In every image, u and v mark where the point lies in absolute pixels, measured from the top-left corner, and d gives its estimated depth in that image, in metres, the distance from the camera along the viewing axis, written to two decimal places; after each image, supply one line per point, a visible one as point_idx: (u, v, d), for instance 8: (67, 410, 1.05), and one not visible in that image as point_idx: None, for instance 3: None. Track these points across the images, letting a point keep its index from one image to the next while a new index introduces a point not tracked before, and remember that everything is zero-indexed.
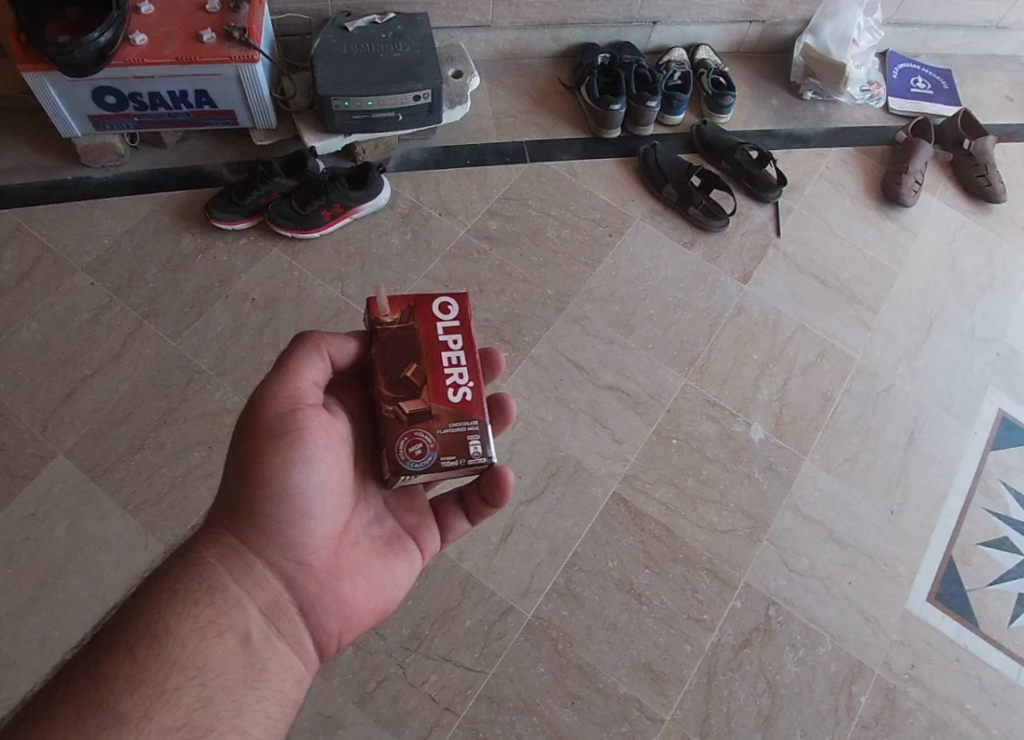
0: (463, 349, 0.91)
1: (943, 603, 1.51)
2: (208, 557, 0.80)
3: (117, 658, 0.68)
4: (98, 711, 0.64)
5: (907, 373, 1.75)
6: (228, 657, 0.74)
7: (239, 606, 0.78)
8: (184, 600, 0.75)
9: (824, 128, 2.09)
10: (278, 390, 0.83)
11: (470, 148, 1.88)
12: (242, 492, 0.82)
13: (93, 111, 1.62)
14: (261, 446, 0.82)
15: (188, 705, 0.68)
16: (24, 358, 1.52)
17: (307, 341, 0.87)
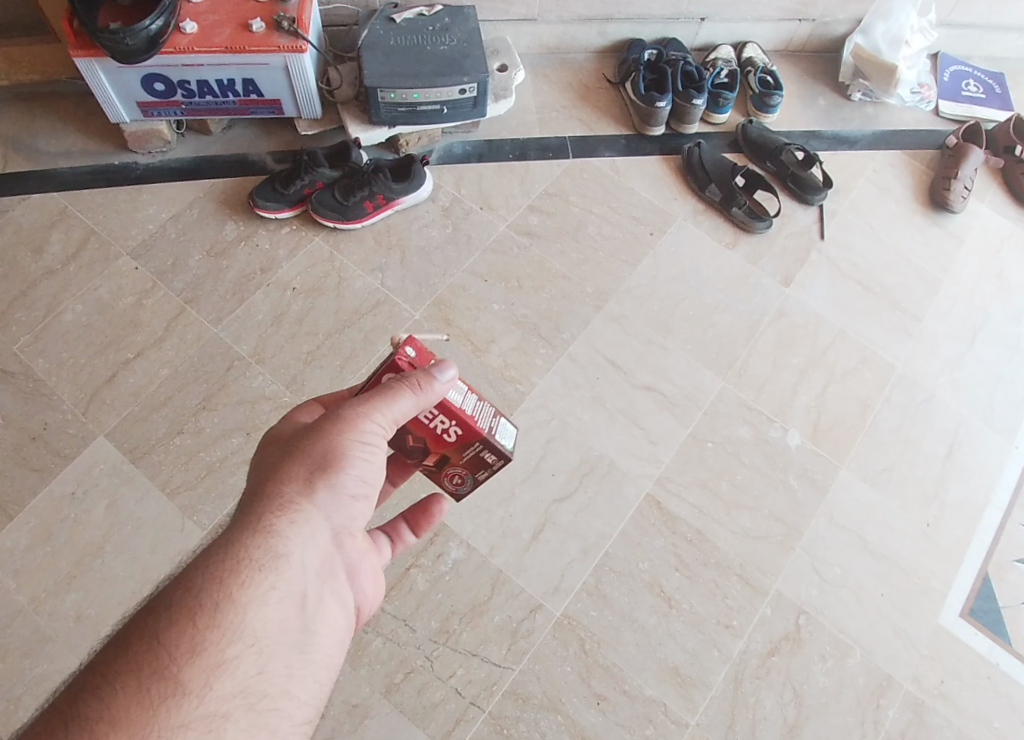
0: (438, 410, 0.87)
1: (977, 619, 1.48)
2: (277, 524, 0.75)
3: (179, 624, 0.66)
4: (165, 679, 0.63)
5: (949, 383, 1.71)
6: (283, 624, 0.72)
7: (302, 576, 0.75)
8: (250, 569, 0.71)
9: (872, 130, 2.04)
10: (373, 403, 0.80)
11: (512, 142, 1.87)
12: (324, 470, 0.79)
13: (142, 97, 1.64)
14: (347, 437, 0.81)
15: (245, 673, 0.68)
16: (68, 339, 1.55)
17: (410, 383, 0.81)
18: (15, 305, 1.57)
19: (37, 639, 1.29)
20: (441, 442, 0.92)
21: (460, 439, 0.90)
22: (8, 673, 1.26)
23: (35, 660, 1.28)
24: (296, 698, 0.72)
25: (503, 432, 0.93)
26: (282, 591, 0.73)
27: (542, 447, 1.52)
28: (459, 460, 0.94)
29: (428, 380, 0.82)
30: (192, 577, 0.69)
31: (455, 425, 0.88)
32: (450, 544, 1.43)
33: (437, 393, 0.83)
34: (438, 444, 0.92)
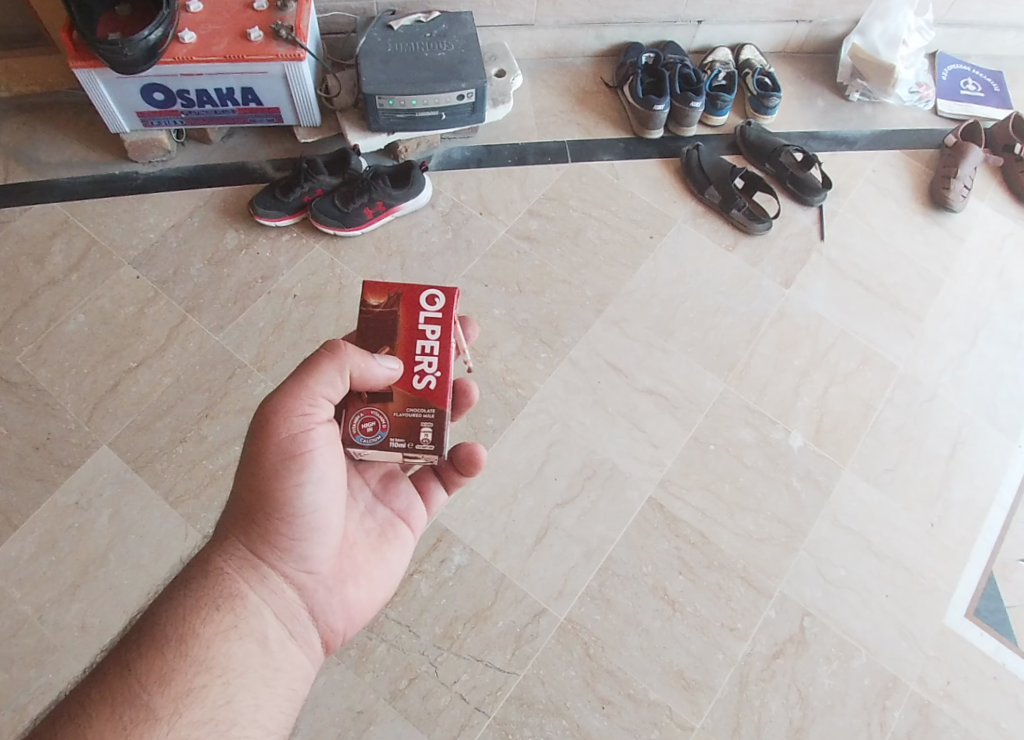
0: (439, 340, 0.93)
1: (983, 619, 1.47)
2: (227, 567, 0.82)
3: (148, 657, 0.71)
4: (134, 709, 0.67)
5: (951, 383, 1.71)
6: (249, 657, 0.77)
7: (258, 612, 0.80)
8: (205, 609, 0.77)
9: (871, 130, 2.05)
10: (289, 404, 0.81)
11: (511, 147, 1.87)
12: (259, 502, 0.82)
13: (141, 107, 1.65)
14: (275, 461, 0.82)
15: (214, 702, 0.72)
16: (71, 349, 1.55)
17: (328, 357, 0.82)
18: (17, 316, 1.58)
19: (41, 649, 1.29)
20: (407, 379, 0.92)
21: (425, 397, 0.92)
22: (13, 683, 1.27)
23: (40, 670, 1.28)
24: (265, 727, 0.75)
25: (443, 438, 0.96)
26: (242, 628, 0.78)
27: (544, 451, 1.52)
28: (393, 414, 0.91)
29: (362, 357, 0.85)
30: (157, 615, 0.75)
31: (441, 381, 0.92)
32: (454, 549, 1.43)
33: (367, 371, 0.86)
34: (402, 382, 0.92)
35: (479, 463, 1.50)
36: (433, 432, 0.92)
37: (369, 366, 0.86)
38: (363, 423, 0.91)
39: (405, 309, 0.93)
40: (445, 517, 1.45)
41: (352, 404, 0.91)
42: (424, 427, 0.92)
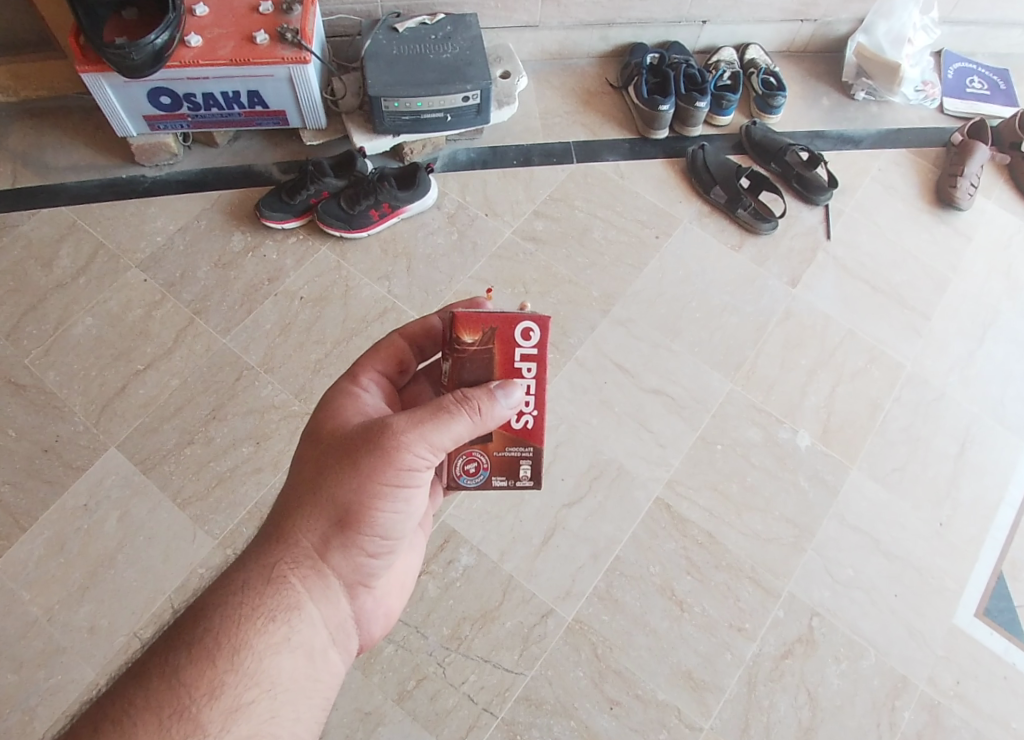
0: (537, 381, 0.87)
1: (992, 619, 1.46)
2: (292, 572, 0.79)
3: (200, 668, 0.69)
4: (184, 722, 0.66)
5: (959, 382, 1.70)
6: (296, 670, 0.75)
7: (313, 624, 0.78)
8: (264, 617, 0.75)
9: (877, 129, 2.04)
10: (418, 439, 0.80)
11: (516, 148, 1.87)
12: (348, 518, 0.80)
13: (148, 111, 1.66)
14: (378, 483, 0.80)
15: (261, 717, 0.71)
16: (79, 352, 1.56)
17: (470, 409, 0.82)
18: (26, 319, 1.58)
19: (51, 651, 1.30)
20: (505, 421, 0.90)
21: (519, 434, 0.91)
22: (23, 685, 1.27)
23: (49, 672, 1.28)
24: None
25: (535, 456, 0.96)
26: (294, 640, 0.76)
27: (551, 451, 1.52)
28: (492, 453, 0.92)
29: (491, 405, 0.83)
30: (211, 619, 0.72)
31: (534, 418, 0.90)
32: (461, 550, 1.43)
33: (483, 417, 0.83)
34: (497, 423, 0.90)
35: None
36: (531, 464, 0.93)
37: (489, 411, 0.83)
38: (464, 464, 0.92)
39: (499, 345, 0.86)
40: (452, 518, 1.45)
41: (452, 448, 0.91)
42: (523, 462, 0.93)
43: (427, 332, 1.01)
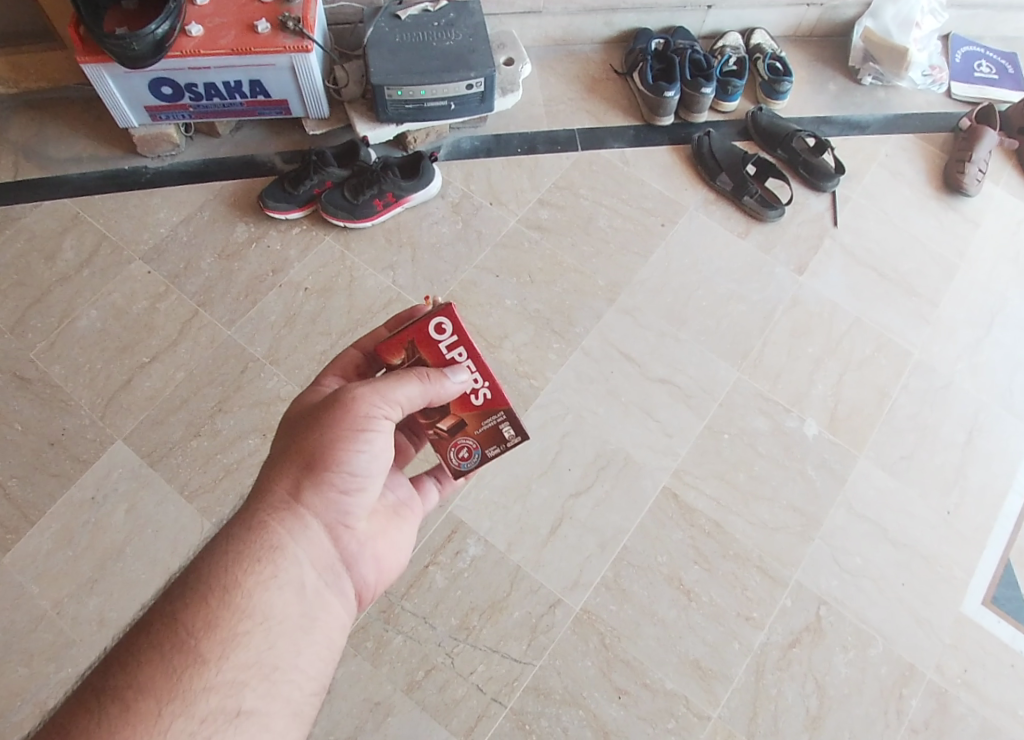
0: (470, 360, 0.90)
1: (1000, 608, 1.46)
2: (270, 516, 0.78)
3: (193, 604, 0.69)
4: (182, 653, 0.66)
5: (967, 369, 1.69)
6: (288, 606, 0.75)
7: (298, 563, 0.77)
8: (248, 558, 0.74)
9: (884, 114, 2.02)
10: (370, 392, 0.83)
11: (521, 136, 1.86)
12: (317, 463, 0.80)
13: (150, 102, 1.64)
14: (341, 430, 0.81)
15: (258, 647, 0.71)
16: (83, 345, 1.56)
17: (418, 373, 0.86)
18: (30, 313, 1.58)
19: (61, 644, 1.31)
20: (468, 405, 0.94)
21: (484, 408, 0.94)
22: (33, 678, 1.28)
23: (60, 665, 1.29)
24: (305, 673, 0.74)
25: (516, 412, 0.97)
26: (282, 577, 0.75)
27: (558, 442, 1.52)
28: (474, 433, 0.96)
29: (436, 376, 0.88)
30: (198, 565, 0.73)
31: (490, 390, 0.92)
32: (468, 541, 1.43)
33: (434, 390, 0.88)
34: (460, 408, 0.94)
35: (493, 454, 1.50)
36: (508, 425, 0.95)
37: (436, 384, 0.87)
38: (461, 454, 0.98)
39: (424, 349, 0.90)
40: (459, 509, 1.45)
41: (443, 449, 0.98)
42: (501, 429, 0.95)
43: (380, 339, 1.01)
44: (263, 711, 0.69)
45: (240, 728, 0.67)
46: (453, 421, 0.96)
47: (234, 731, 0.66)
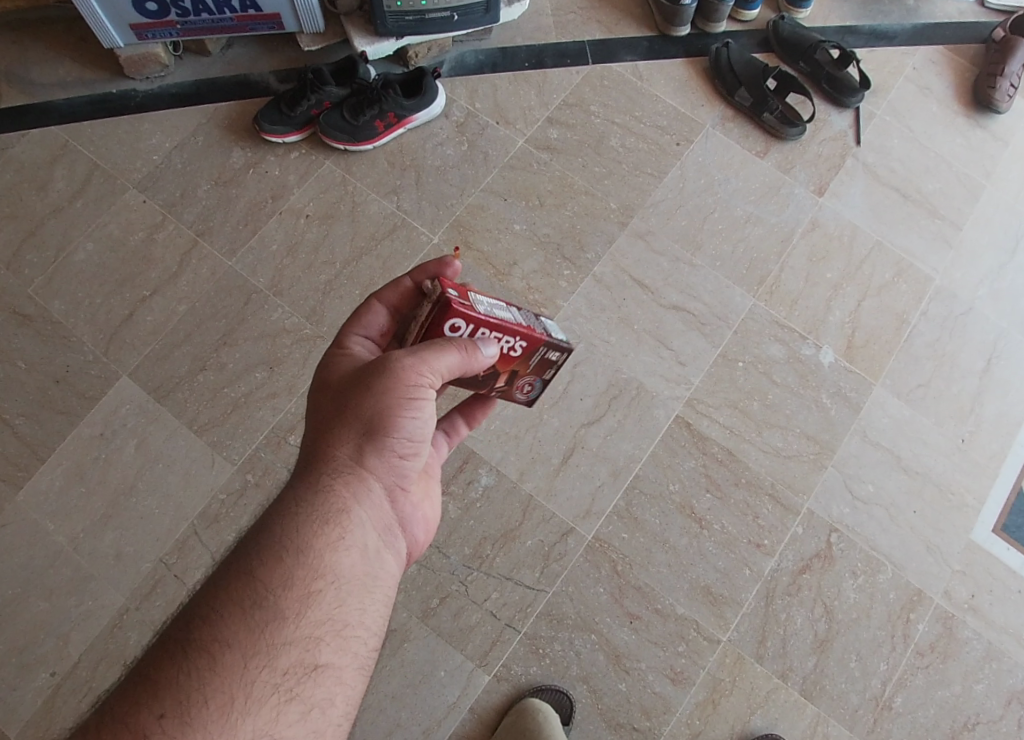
0: (490, 330, 0.81)
1: (1010, 535, 1.45)
2: (333, 479, 0.76)
3: (269, 563, 0.68)
4: (263, 610, 0.66)
5: (988, 295, 1.64)
6: (354, 565, 0.74)
7: (362, 524, 0.76)
8: (316, 520, 0.73)
9: (912, 23, 1.89)
10: (419, 362, 0.77)
11: (528, 49, 1.76)
12: (375, 429, 0.78)
13: (134, 19, 1.55)
14: (399, 396, 0.78)
15: (330, 605, 0.70)
16: (82, 278, 1.52)
17: (459, 343, 0.78)
18: (25, 246, 1.53)
19: (80, 577, 1.32)
20: (510, 360, 0.88)
21: (527, 349, 0.87)
22: (54, 611, 1.30)
23: (80, 598, 1.31)
24: (372, 629, 0.74)
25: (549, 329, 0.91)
26: (349, 538, 0.74)
27: (569, 371, 1.49)
28: (528, 371, 0.92)
29: (473, 351, 0.79)
30: (270, 525, 0.72)
31: (522, 338, 0.85)
32: (480, 470, 1.42)
33: (476, 364, 0.80)
34: (505, 366, 0.89)
35: None
36: (552, 348, 0.89)
37: (474, 360, 0.80)
38: (524, 391, 0.98)
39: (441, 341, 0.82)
40: (470, 439, 1.43)
41: (509, 398, 0.98)
42: (551, 356, 0.89)
43: (404, 294, 0.93)
44: (339, 664, 0.69)
45: (319, 682, 0.67)
46: (505, 377, 0.92)
47: (313, 684, 0.67)
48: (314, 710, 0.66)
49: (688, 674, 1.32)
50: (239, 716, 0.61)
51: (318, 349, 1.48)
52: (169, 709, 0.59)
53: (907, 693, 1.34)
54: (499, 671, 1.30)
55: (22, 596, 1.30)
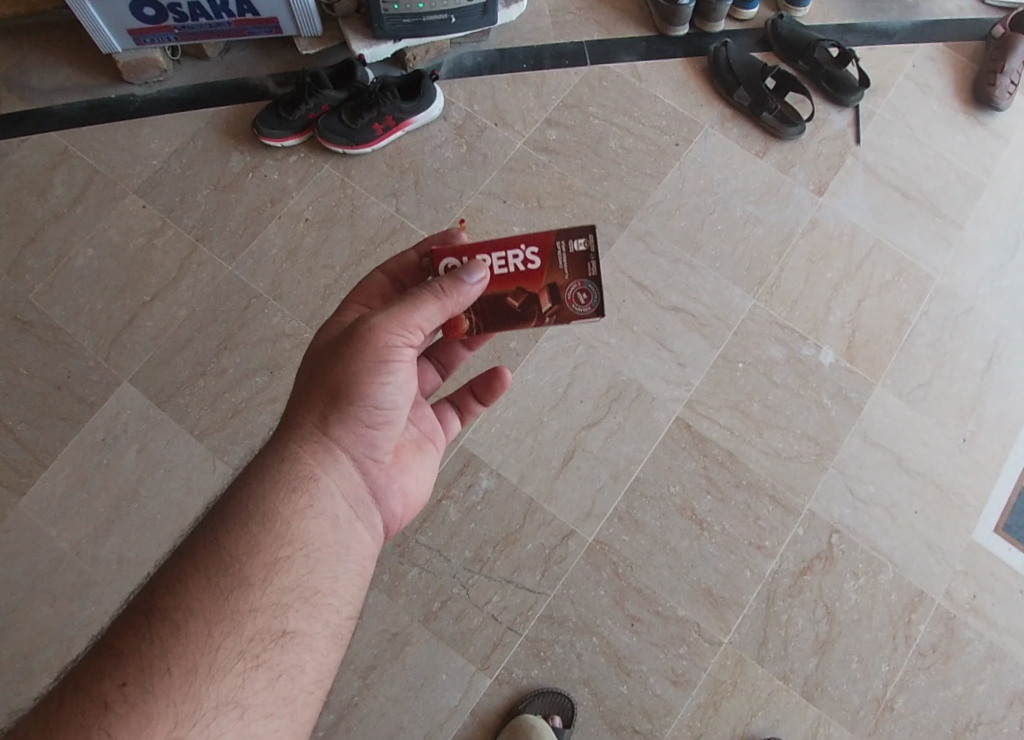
0: (489, 254, 0.87)
1: (1011, 534, 1.45)
2: (302, 447, 0.79)
3: (234, 532, 0.71)
4: (227, 577, 0.69)
5: (989, 294, 1.63)
6: (324, 534, 0.76)
7: (330, 493, 0.79)
8: (284, 486, 0.76)
9: (912, 20, 1.88)
10: (389, 323, 0.80)
11: (526, 50, 1.75)
12: (343, 397, 0.80)
13: (132, 25, 1.55)
14: (365, 363, 0.80)
15: (298, 573, 0.73)
16: (82, 284, 1.52)
17: (433, 290, 0.81)
18: (25, 252, 1.54)
19: (82, 583, 1.33)
20: (535, 274, 0.88)
21: (544, 257, 0.87)
22: (58, 616, 1.30)
23: (84, 603, 1.31)
24: (343, 597, 0.76)
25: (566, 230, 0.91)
26: (317, 505, 0.77)
27: (569, 373, 1.49)
28: (567, 275, 0.87)
29: (454, 284, 0.82)
30: (237, 495, 0.75)
31: (530, 244, 0.87)
32: (480, 474, 1.42)
33: (460, 292, 0.82)
34: (533, 283, 0.88)
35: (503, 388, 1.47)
36: (571, 238, 0.87)
37: (458, 289, 0.82)
38: (583, 301, 0.88)
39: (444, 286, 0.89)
40: (471, 442, 1.43)
41: (570, 317, 0.88)
42: (577, 247, 0.87)
43: (407, 266, 0.99)
44: (307, 632, 0.72)
45: (286, 649, 0.70)
46: (547, 294, 0.88)
47: (279, 652, 0.69)
48: (282, 676, 0.69)
49: (690, 675, 1.32)
50: (203, 685, 0.63)
51: None
52: (132, 677, 0.61)
53: (909, 694, 1.34)
54: (500, 674, 1.31)
55: (26, 602, 1.31)
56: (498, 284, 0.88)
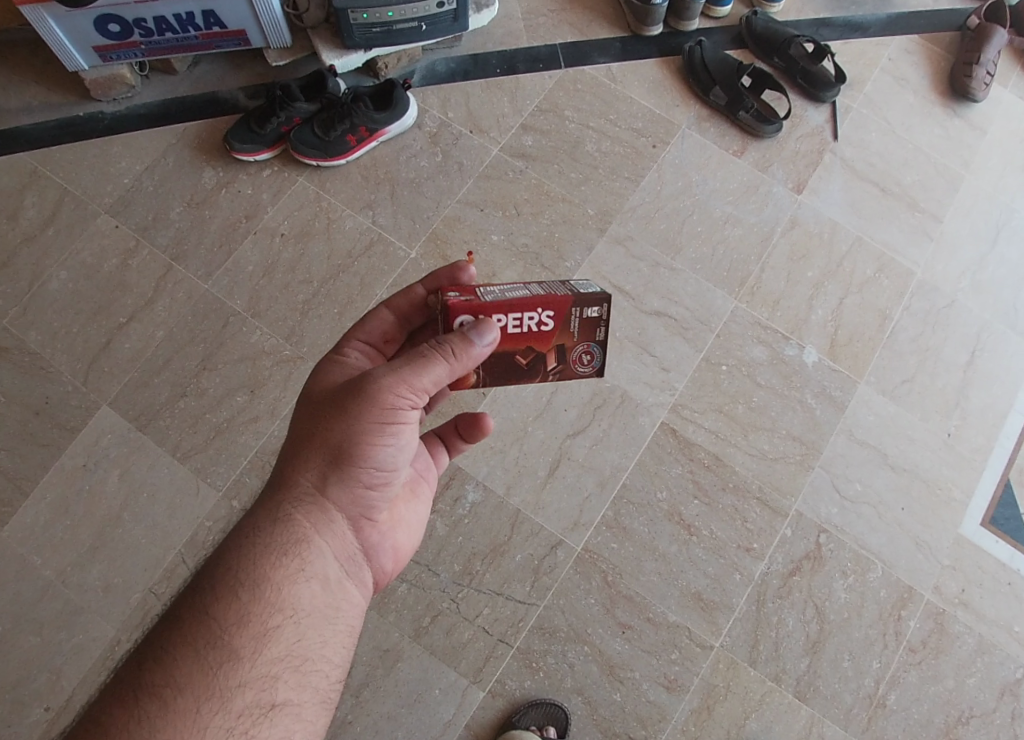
0: (503, 315, 0.83)
1: (998, 527, 1.46)
2: (296, 509, 0.78)
3: (223, 601, 0.70)
4: (216, 649, 0.68)
5: (970, 287, 1.63)
6: (314, 598, 0.76)
7: (323, 556, 0.78)
8: (276, 552, 0.75)
9: (887, 13, 1.88)
10: (397, 384, 0.77)
11: (499, 55, 1.74)
12: (342, 459, 0.78)
13: (98, 42, 1.53)
14: (367, 427, 0.78)
15: (288, 641, 0.72)
16: (57, 307, 1.50)
17: (444, 351, 0.78)
18: None
19: (69, 612, 1.31)
20: (546, 336, 0.86)
21: (558, 319, 0.85)
22: (45, 646, 1.29)
23: (71, 632, 1.30)
24: (332, 661, 0.76)
25: (580, 287, 0.87)
26: (309, 570, 0.76)
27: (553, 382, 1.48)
28: (574, 339, 0.87)
29: (465, 345, 0.78)
30: (227, 559, 0.73)
31: (546, 308, 0.83)
32: (467, 486, 1.41)
33: (470, 350, 0.79)
34: (543, 344, 0.86)
35: (486, 399, 1.47)
36: (587, 306, 0.84)
37: (468, 347, 0.78)
38: (585, 362, 0.91)
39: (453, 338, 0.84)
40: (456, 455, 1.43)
41: (572, 375, 0.91)
42: (590, 314, 0.85)
43: (415, 302, 0.96)
44: (296, 701, 0.71)
45: (275, 721, 0.69)
46: (553, 354, 0.88)
47: (269, 724, 0.68)
48: None
49: (683, 681, 1.33)
50: None
51: (299, 371, 1.47)
52: None
53: (900, 690, 1.34)
54: (493, 687, 1.31)
55: (13, 633, 1.30)
56: (506, 341, 0.86)
